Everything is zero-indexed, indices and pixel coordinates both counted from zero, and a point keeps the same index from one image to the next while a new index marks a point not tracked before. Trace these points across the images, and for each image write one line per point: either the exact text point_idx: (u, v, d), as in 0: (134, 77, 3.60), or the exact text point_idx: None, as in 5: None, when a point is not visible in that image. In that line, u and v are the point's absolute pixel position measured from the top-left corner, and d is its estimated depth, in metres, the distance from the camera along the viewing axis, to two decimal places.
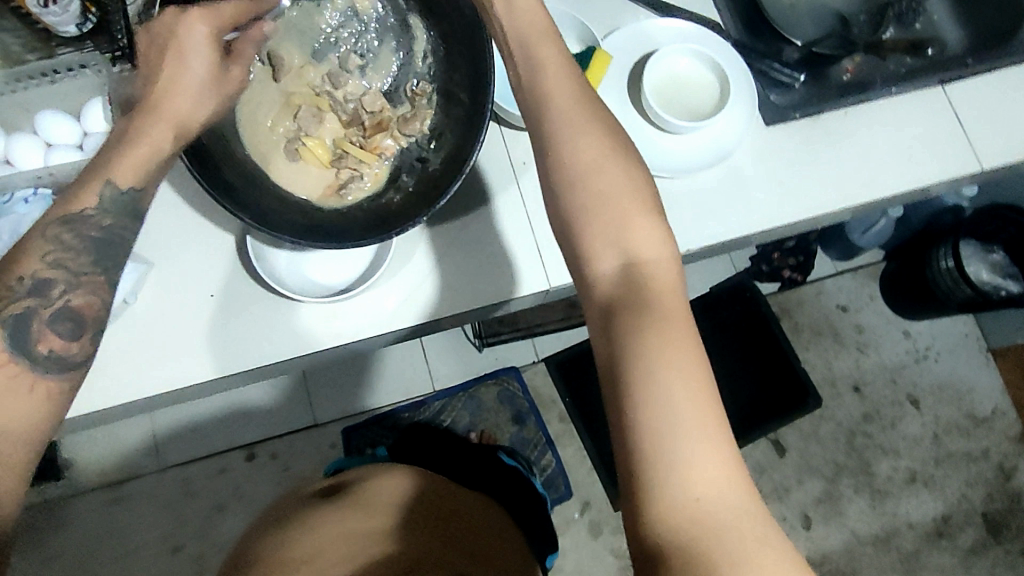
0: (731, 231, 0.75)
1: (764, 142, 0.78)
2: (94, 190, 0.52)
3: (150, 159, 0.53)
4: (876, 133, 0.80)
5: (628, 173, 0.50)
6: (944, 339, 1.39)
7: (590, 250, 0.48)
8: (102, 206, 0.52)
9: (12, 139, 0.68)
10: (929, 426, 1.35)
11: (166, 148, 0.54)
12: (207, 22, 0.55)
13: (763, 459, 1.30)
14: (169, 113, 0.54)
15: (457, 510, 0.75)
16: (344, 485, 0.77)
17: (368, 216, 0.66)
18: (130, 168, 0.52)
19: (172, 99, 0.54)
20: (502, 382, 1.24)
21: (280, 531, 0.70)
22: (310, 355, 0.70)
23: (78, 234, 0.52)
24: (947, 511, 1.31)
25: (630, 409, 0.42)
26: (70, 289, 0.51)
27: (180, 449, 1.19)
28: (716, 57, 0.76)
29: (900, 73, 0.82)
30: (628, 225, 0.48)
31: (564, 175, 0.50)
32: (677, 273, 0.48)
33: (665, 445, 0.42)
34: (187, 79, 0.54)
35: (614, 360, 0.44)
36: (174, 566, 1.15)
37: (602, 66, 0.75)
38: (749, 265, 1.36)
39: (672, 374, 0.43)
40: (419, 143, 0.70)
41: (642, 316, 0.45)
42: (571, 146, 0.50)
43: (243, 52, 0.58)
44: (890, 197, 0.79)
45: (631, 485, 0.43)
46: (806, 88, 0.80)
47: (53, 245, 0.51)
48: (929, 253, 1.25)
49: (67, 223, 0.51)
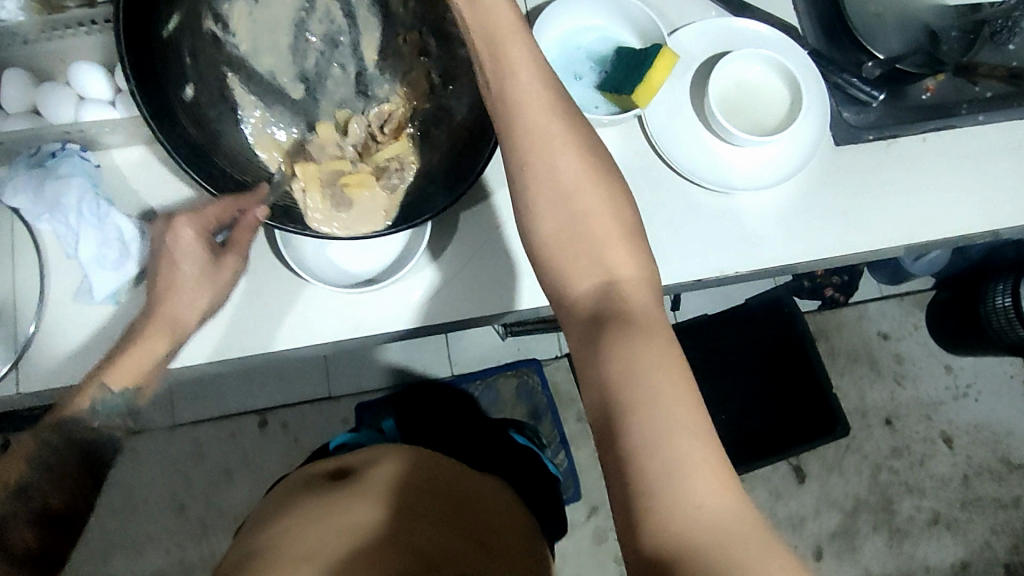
0: (789, 256, 0.70)
1: (831, 162, 0.72)
2: (89, 394, 0.59)
3: (144, 363, 0.60)
4: (952, 160, 0.74)
5: (609, 190, 0.49)
6: (987, 378, 1.32)
7: (569, 275, 0.47)
8: (96, 407, 0.59)
9: (45, 88, 0.66)
10: (959, 467, 1.29)
11: (160, 349, 0.61)
12: (193, 226, 0.61)
13: (780, 484, 1.26)
14: (166, 315, 0.61)
15: (478, 495, 0.66)
16: (355, 462, 0.67)
17: (423, 184, 0.65)
18: (124, 371, 0.59)
19: (169, 298, 0.61)
20: (522, 374, 1.13)
21: (285, 516, 0.60)
22: (334, 343, 0.67)
23: (65, 434, 0.57)
24: (967, 558, 1.26)
25: (620, 411, 0.40)
26: (51, 488, 0.55)
27: (194, 409, 1.19)
28: (766, 60, 0.70)
29: (985, 98, 0.75)
30: (603, 245, 0.47)
31: (549, 195, 0.48)
32: (654, 279, 0.48)
33: (659, 448, 0.39)
34: (181, 282, 0.61)
35: (600, 367, 0.42)
36: (177, 526, 1.16)
37: (668, 65, 0.67)
38: (791, 280, 1.28)
39: (661, 373, 0.41)
40: (440, 104, 0.66)
41: (626, 322, 0.44)
42: (552, 166, 0.48)
43: (238, 239, 0.62)
44: (968, 235, 0.73)
45: (626, 493, 0.39)
46: (884, 107, 0.74)
47: (41, 449, 0.56)
48: (986, 288, 1.16)
49: (61, 425, 0.57)
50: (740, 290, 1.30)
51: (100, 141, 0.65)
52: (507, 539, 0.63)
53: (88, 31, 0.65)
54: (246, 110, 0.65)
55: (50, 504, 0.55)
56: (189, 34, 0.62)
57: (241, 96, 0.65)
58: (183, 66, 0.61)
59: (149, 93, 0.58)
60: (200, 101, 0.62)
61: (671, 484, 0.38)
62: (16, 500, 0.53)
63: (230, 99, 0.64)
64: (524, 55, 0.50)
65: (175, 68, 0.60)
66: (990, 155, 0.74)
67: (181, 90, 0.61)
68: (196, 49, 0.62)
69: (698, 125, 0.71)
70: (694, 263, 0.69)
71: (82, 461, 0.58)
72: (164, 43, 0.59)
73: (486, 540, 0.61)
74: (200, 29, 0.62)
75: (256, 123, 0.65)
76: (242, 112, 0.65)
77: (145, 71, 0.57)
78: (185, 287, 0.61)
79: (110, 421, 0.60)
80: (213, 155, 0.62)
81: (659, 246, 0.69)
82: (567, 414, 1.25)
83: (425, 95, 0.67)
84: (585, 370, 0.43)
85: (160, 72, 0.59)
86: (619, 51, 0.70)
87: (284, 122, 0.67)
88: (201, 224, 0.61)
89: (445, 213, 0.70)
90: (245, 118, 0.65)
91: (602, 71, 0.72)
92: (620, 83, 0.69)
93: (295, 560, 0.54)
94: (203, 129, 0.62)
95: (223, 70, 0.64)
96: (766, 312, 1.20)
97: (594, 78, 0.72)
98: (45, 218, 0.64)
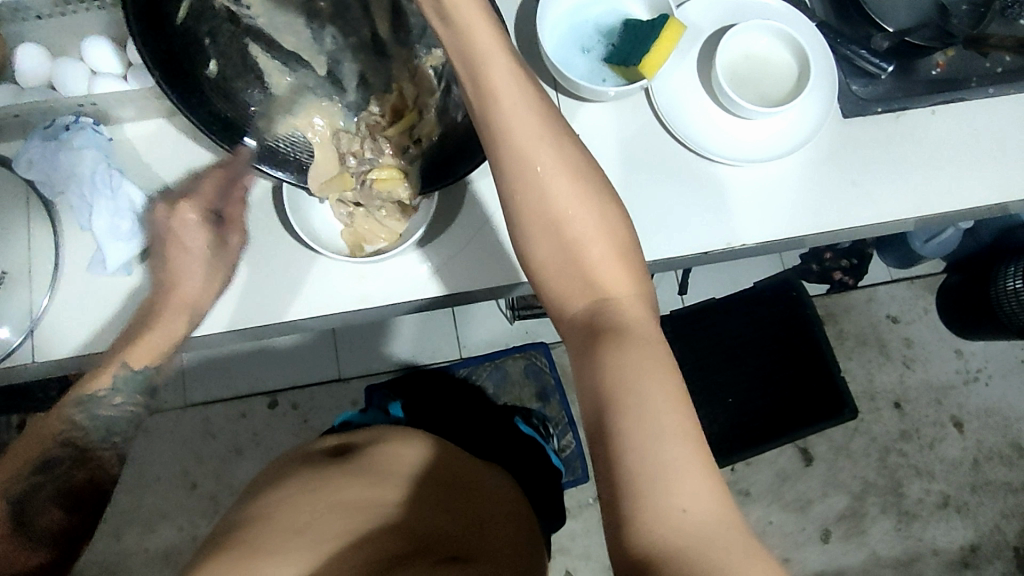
0: (789, 230, 0.70)
1: (839, 137, 0.72)
2: (111, 370, 0.58)
3: (166, 345, 0.60)
4: (961, 133, 0.73)
5: (604, 211, 0.48)
6: (998, 362, 1.31)
7: (564, 291, 0.48)
8: (116, 385, 0.58)
9: (59, 63, 0.67)
10: (969, 451, 1.28)
11: (179, 329, 0.61)
12: (194, 209, 0.60)
13: (788, 466, 1.26)
14: (179, 298, 0.60)
15: (479, 484, 0.67)
16: (357, 441, 0.67)
17: (440, 146, 0.67)
18: (145, 350, 0.59)
19: (181, 284, 0.60)
20: (529, 355, 1.13)
21: (280, 485, 0.59)
22: (338, 314, 0.68)
23: (91, 413, 0.57)
24: (976, 540, 1.25)
25: (612, 417, 0.41)
26: (74, 466, 0.54)
27: (204, 389, 1.21)
28: (779, 27, 0.69)
29: (996, 73, 0.74)
30: (592, 270, 0.47)
31: (542, 221, 0.48)
32: (646, 293, 0.47)
33: (649, 452, 0.39)
34: (191, 260, 0.60)
35: (593, 376, 0.43)
36: (188, 503, 1.17)
37: (675, 37, 0.67)
38: (798, 264, 1.29)
39: (653, 381, 0.41)
40: (444, 97, 0.67)
41: (619, 336, 0.44)
42: (542, 197, 0.48)
43: (234, 215, 0.62)
44: (974, 208, 0.72)
45: (615, 491, 0.40)
46: (893, 81, 0.73)
47: (67, 425, 0.56)
48: (996, 270, 1.15)
49: (81, 404, 0.57)
50: (748, 273, 1.29)
51: (112, 115, 0.66)
52: (506, 528, 0.63)
53: (102, 6, 0.66)
54: (275, 77, 0.67)
55: (76, 479, 0.54)
56: (201, 11, 0.61)
57: (265, 65, 0.66)
58: (203, 46, 0.61)
59: (175, 79, 0.60)
60: (225, 76, 0.63)
61: (659, 490, 0.39)
62: (37, 473, 0.52)
63: (254, 69, 0.65)
64: (503, 72, 0.48)
65: (195, 45, 0.61)
66: (1001, 131, 0.74)
67: (205, 67, 0.62)
68: (213, 27, 0.62)
69: (706, 100, 0.71)
70: (695, 239, 0.69)
71: (112, 453, 0.57)
72: (180, 28, 0.59)
73: (482, 528, 0.61)
74: (211, 4, 0.61)
75: (283, 94, 0.67)
76: (271, 80, 0.67)
77: (166, 57, 0.59)
78: (195, 271, 0.60)
79: (133, 399, 0.59)
80: (248, 126, 0.65)
81: (662, 221, 0.69)
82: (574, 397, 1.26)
83: (431, 91, 0.68)
84: (580, 381, 0.44)
85: (182, 56, 0.60)
86: (625, 23, 0.71)
87: (304, 100, 0.69)
88: (204, 206, 0.60)
89: (451, 190, 0.70)
90: (274, 84, 0.67)
91: (610, 44, 0.72)
92: (627, 55, 0.70)
93: (287, 532, 0.53)
94: (234, 103, 0.64)
95: (244, 42, 0.64)
96: (774, 294, 1.20)
97: (602, 51, 0.72)
98: (60, 190, 0.65)
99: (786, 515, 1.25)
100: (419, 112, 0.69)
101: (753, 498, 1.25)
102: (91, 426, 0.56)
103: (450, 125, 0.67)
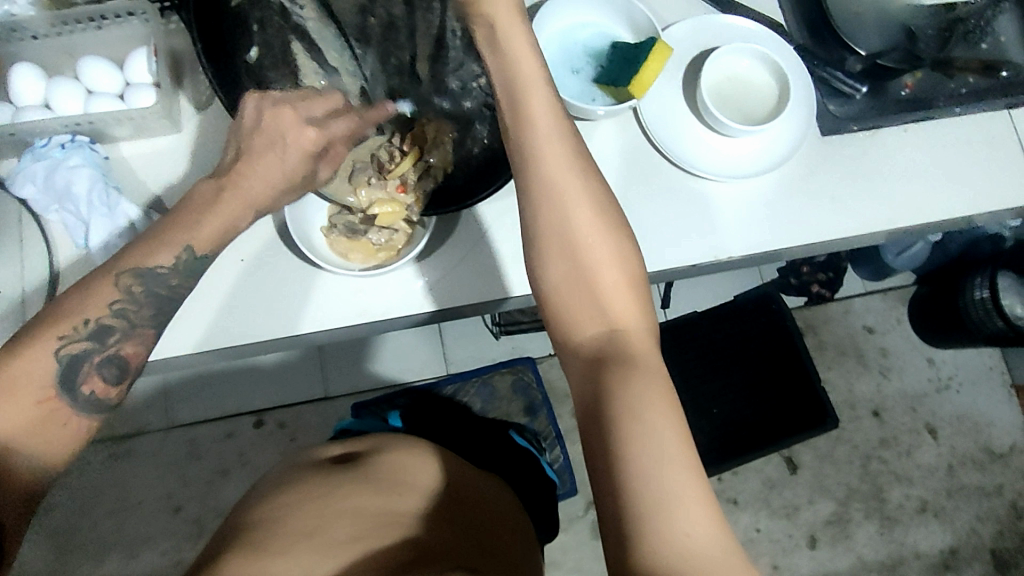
0: (773, 243, 0.73)
1: (819, 152, 0.75)
2: (171, 252, 0.55)
3: (226, 233, 0.57)
4: (932, 150, 0.77)
5: (619, 244, 0.50)
6: (968, 370, 1.36)
7: (573, 316, 0.49)
8: (175, 266, 0.56)
9: (54, 83, 0.67)
10: (945, 456, 1.32)
11: (242, 225, 0.58)
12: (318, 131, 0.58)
13: (773, 475, 1.29)
14: (248, 199, 0.57)
15: (481, 494, 0.67)
16: (364, 449, 0.67)
17: (458, 176, 0.68)
18: (209, 234, 0.56)
19: (253, 186, 0.57)
20: (517, 371, 1.11)
21: (284, 493, 0.59)
22: (337, 329, 0.69)
23: (147, 288, 0.55)
24: (955, 544, 1.29)
25: (618, 441, 0.42)
26: (123, 339, 0.55)
27: (190, 409, 1.19)
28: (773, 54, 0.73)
29: (960, 94, 0.78)
30: (605, 298, 0.49)
31: (561, 249, 0.50)
32: (650, 326, 0.49)
33: (654, 478, 0.41)
34: (280, 171, 0.58)
35: (598, 399, 0.45)
36: (174, 527, 1.15)
37: (662, 58, 0.70)
38: (777, 277, 1.33)
39: (658, 413, 0.43)
40: (464, 132, 0.69)
41: (625, 365, 0.46)
42: (565, 223, 0.50)
43: (335, 151, 0.61)
44: (944, 220, 0.76)
45: (620, 514, 0.41)
46: (867, 101, 0.77)
47: (122, 295, 0.54)
48: (965, 281, 1.19)
49: (138, 277, 0.54)
50: (730, 285, 1.33)
51: (109, 133, 0.67)
52: (507, 541, 0.64)
53: (98, 26, 0.67)
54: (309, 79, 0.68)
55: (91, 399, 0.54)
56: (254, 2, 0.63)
57: (302, 64, 0.67)
58: (249, 32, 0.63)
59: (215, 55, 0.59)
60: (262, 63, 0.64)
61: (661, 515, 0.40)
62: (90, 338, 0.52)
63: (291, 63, 0.67)
64: (543, 103, 0.52)
65: (239, 27, 0.62)
66: (967, 147, 0.78)
67: (246, 52, 0.63)
68: (263, 16, 0.64)
69: (691, 115, 0.74)
70: (682, 253, 0.72)
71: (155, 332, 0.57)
72: (231, 10, 0.61)
73: (488, 538, 0.62)
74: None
75: None
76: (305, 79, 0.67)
77: (211, 32, 0.59)
78: (275, 182, 0.58)
79: (185, 282, 0.57)
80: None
81: (651, 235, 0.72)
82: (563, 411, 1.27)
83: (451, 128, 0.69)
84: (586, 405, 0.45)
85: (227, 34, 0.61)
86: (613, 44, 0.73)
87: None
88: (325, 140, 0.59)
89: None
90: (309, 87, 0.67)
91: (599, 65, 0.74)
92: (615, 76, 0.72)
93: (296, 534, 0.53)
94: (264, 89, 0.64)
95: (288, 37, 0.67)
96: (755, 306, 1.21)
97: (591, 72, 0.74)
98: (54, 209, 0.65)
99: (774, 522, 1.27)
100: (438, 140, 0.69)
101: (740, 506, 1.27)
102: (145, 302, 0.55)
103: (464, 156, 0.68)
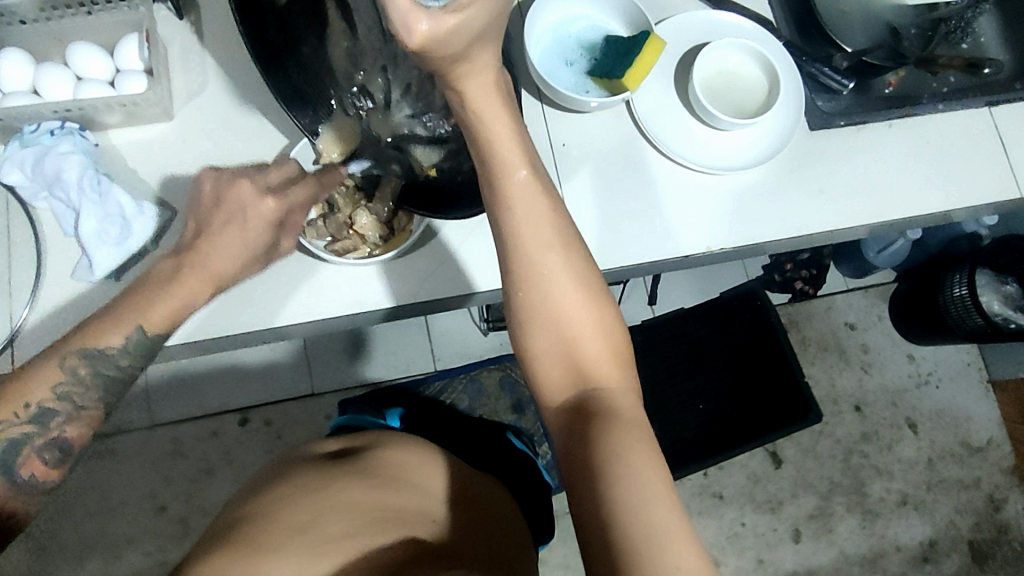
0: (757, 237, 0.74)
1: (806, 147, 0.77)
2: (124, 333, 0.54)
3: (182, 314, 0.56)
4: (916, 144, 0.79)
5: (599, 309, 0.52)
6: (947, 366, 1.39)
7: (557, 381, 0.51)
8: (126, 348, 0.55)
9: (41, 68, 0.66)
10: (924, 450, 1.35)
11: (198, 302, 0.57)
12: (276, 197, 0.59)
13: (758, 469, 1.30)
14: (215, 275, 0.57)
15: (472, 490, 0.67)
16: (361, 445, 0.67)
17: (439, 182, 0.67)
18: (163, 311, 0.55)
19: (215, 261, 0.57)
20: (504, 367, 1.11)
21: (279, 486, 0.59)
22: (328, 318, 0.69)
23: (95, 370, 0.54)
24: (934, 536, 1.31)
25: (606, 488, 0.43)
26: (66, 422, 0.54)
27: (172, 407, 1.17)
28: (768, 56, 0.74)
29: (943, 92, 0.81)
30: (587, 364, 0.50)
31: (543, 317, 0.51)
32: (632, 386, 0.51)
33: (643, 516, 0.42)
34: (249, 245, 0.58)
35: (584, 455, 0.46)
36: (157, 527, 1.14)
37: (654, 53, 0.70)
38: (761, 274, 1.35)
39: (643, 459, 0.44)
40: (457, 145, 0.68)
41: (610, 420, 0.47)
42: (546, 289, 0.51)
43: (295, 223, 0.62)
44: (927, 214, 0.78)
45: (612, 555, 0.41)
46: (853, 97, 0.78)
47: (67, 377, 0.53)
48: (944, 279, 1.22)
49: (86, 358, 0.54)
50: (713, 280, 1.34)
51: (99, 120, 0.66)
52: (501, 542, 0.64)
53: (89, 11, 0.67)
54: (335, 36, 0.65)
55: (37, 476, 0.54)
56: None
57: (332, 22, 0.64)
58: None
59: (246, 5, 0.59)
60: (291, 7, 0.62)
61: (653, 550, 0.40)
62: (31, 423, 0.52)
63: (322, 16, 0.64)
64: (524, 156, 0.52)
65: None
66: (953, 141, 0.79)
67: None
68: None
69: (682, 109, 0.75)
70: (664, 245, 0.72)
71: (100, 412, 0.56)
72: None
73: (478, 539, 0.62)
74: None
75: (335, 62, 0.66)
76: (331, 32, 0.65)
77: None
78: (238, 255, 0.58)
79: (136, 361, 0.56)
80: (286, 55, 0.63)
81: (637, 227, 0.72)
82: None
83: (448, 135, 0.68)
84: (572, 461, 0.46)
85: None
86: (606, 37, 0.74)
87: (351, 72, 0.67)
88: (286, 208, 0.60)
89: None
90: (333, 45, 0.65)
91: (591, 58, 0.75)
92: (609, 69, 0.73)
93: (291, 530, 0.52)
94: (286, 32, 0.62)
95: None
96: (740, 303, 1.25)
97: (584, 65, 0.75)
98: (43, 196, 0.64)
99: (758, 516, 1.29)
100: (430, 142, 0.68)
101: (726, 501, 1.29)
102: (91, 383, 0.54)
103: (451, 166, 0.68)
